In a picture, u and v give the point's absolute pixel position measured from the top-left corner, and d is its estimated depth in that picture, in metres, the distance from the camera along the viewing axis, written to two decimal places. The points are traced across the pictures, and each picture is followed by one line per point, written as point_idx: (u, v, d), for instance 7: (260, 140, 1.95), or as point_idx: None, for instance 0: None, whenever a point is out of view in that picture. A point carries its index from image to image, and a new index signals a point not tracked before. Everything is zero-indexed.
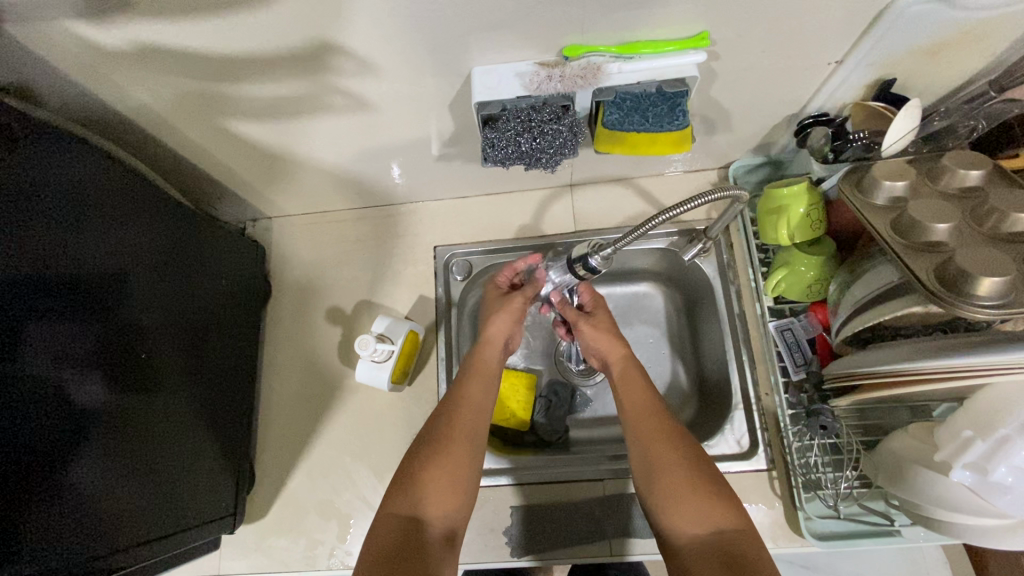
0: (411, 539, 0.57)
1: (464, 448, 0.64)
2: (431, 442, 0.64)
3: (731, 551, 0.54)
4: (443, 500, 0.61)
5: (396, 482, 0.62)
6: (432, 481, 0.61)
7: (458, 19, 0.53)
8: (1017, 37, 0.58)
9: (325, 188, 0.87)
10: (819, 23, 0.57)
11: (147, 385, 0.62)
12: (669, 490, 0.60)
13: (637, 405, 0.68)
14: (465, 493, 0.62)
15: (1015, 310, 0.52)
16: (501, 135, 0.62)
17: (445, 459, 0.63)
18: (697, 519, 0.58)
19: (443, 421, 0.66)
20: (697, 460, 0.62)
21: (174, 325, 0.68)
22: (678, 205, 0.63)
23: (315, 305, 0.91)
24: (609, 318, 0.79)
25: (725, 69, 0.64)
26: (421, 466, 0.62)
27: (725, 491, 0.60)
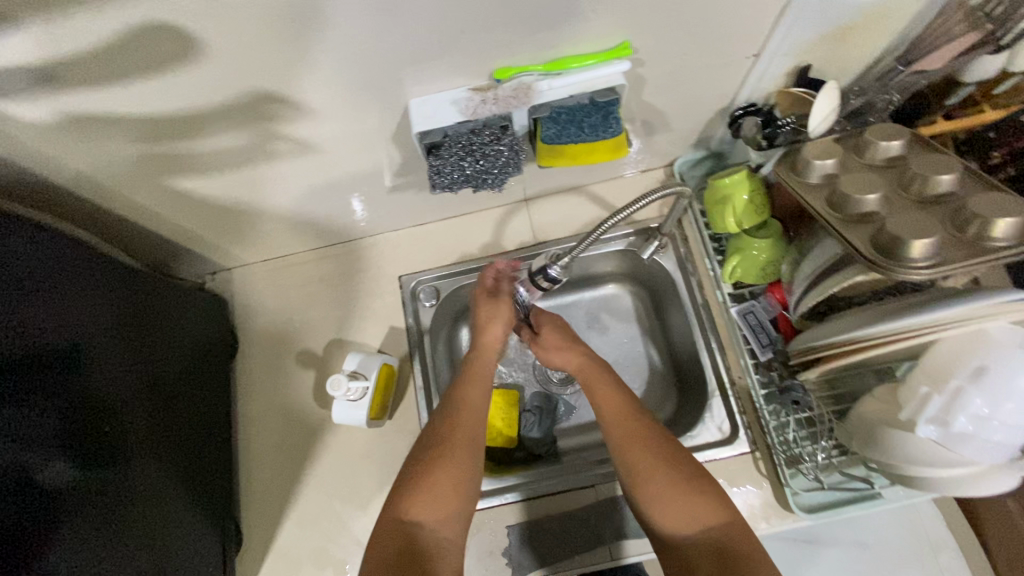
0: (421, 548, 0.57)
1: (460, 454, 0.63)
2: (430, 450, 0.64)
3: (726, 550, 0.55)
4: (446, 506, 0.60)
5: (399, 493, 0.61)
6: (435, 487, 0.61)
7: (389, 55, 0.55)
8: (912, 15, 0.63)
9: (280, 233, 0.87)
10: (730, 21, 0.60)
11: (123, 451, 0.61)
12: (660, 482, 0.61)
13: (607, 400, 0.68)
14: (466, 498, 0.62)
15: (947, 267, 0.55)
16: (445, 161, 0.63)
17: (448, 466, 0.62)
18: (690, 517, 0.59)
19: (439, 431, 0.65)
20: (682, 458, 0.63)
21: (141, 386, 0.66)
22: (629, 208, 0.66)
23: (284, 351, 0.90)
24: (557, 330, 0.79)
25: (652, 74, 0.67)
26: (423, 472, 0.62)
27: (713, 485, 0.61)
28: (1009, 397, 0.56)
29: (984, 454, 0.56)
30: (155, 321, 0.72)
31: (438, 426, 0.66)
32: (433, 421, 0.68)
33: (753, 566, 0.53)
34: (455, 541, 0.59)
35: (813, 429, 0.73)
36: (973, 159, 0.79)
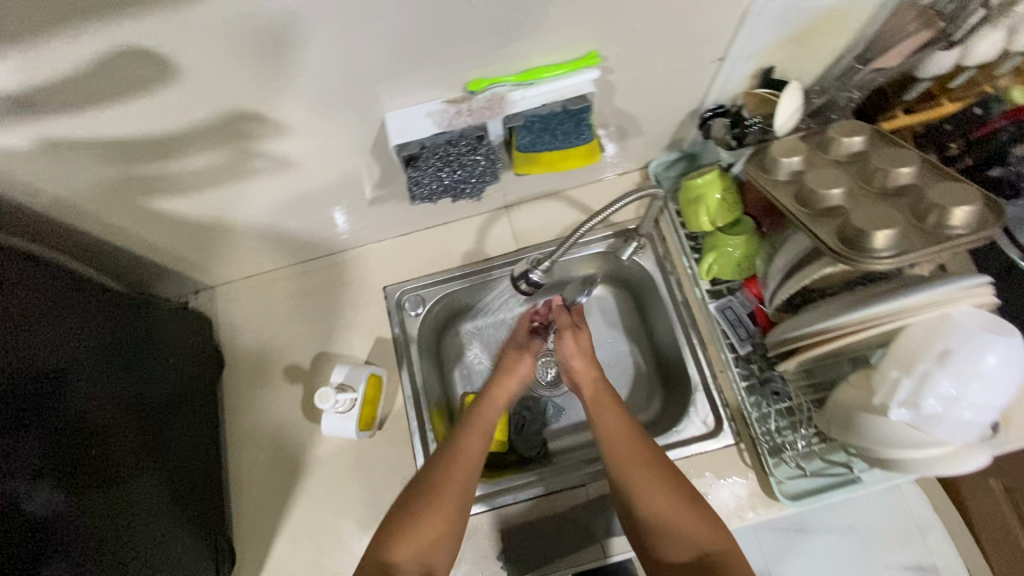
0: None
1: (453, 498, 0.65)
2: (422, 491, 0.66)
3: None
4: (429, 547, 0.63)
5: (386, 531, 0.64)
6: (423, 530, 0.63)
7: (363, 70, 0.56)
8: (866, 16, 0.66)
9: (262, 249, 0.87)
10: (693, 27, 0.62)
11: (119, 483, 0.61)
12: (656, 516, 0.62)
13: (618, 434, 0.69)
14: (450, 539, 0.64)
15: (909, 255, 0.57)
16: (423, 172, 0.64)
17: (438, 510, 0.64)
18: (686, 546, 0.61)
19: (435, 471, 0.68)
20: (684, 486, 0.65)
21: (133, 424, 0.66)
22: (608, 209, 0.68)
23: (271, 366, 0.90)
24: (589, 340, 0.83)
25: (622, 80, 0.69)
26: (411, 514, 0.64)
27: (714, 514, 0.62)
28: (975, 378, 0.58)
29: (955, 435, 0.59)
30: (146, 358, 0.72)
31: (433, 468, 0.68)
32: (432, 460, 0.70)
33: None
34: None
35: (793, 417, 0.75)
36: (933, 151, 0.80)
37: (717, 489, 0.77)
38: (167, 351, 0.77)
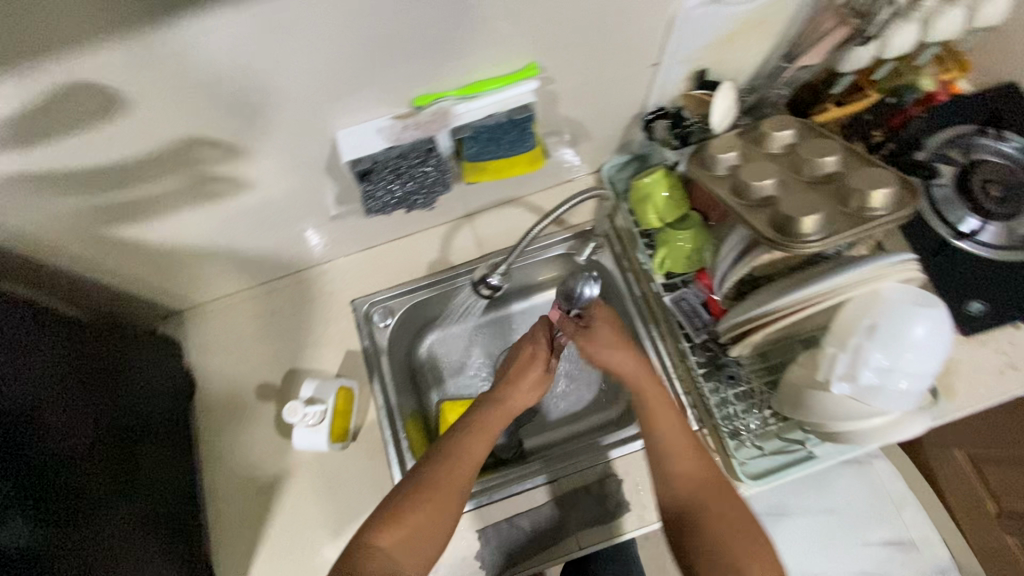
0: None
1: (447, 496, 0.65)
2: (420, 481, 0.65)
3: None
4: (411, 539, 0.62)
5: (377, 516, 0.63)
6: (411, 521, 0.62)
7: (311, 90, 0.59)
8: (786, 17, 0.70)
9: (229, 270, 0.88)
10: (625, 35, 0.66)
11: (88, 523, 0.60)
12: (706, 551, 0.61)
13: (681, 458, 0.67)
14: (441, 537, 0.64)
15: (836, 237, 0.61)
16: (377, 187, 0.66)
17: (431, 506, 0.64)
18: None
19: (433, 467, 0.67)
20: (743, 526, 0.62)
21: (96, 462, 0.65)
22: (559, 208, 0.74)
23: (244, 386, 0.91)
24: (615, 333, 0.75)
25: (564, 89, 0.72)
26: (409, 506, 0.63)
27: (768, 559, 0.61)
28: (905, 348, 0.62)
29: (894, 403, 0.63)
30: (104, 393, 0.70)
31: (435, 463, 0.67)
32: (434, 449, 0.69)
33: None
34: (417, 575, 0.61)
35: (750, 399, 0.79)
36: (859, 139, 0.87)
37: None
38: (132, 380, 0.76)
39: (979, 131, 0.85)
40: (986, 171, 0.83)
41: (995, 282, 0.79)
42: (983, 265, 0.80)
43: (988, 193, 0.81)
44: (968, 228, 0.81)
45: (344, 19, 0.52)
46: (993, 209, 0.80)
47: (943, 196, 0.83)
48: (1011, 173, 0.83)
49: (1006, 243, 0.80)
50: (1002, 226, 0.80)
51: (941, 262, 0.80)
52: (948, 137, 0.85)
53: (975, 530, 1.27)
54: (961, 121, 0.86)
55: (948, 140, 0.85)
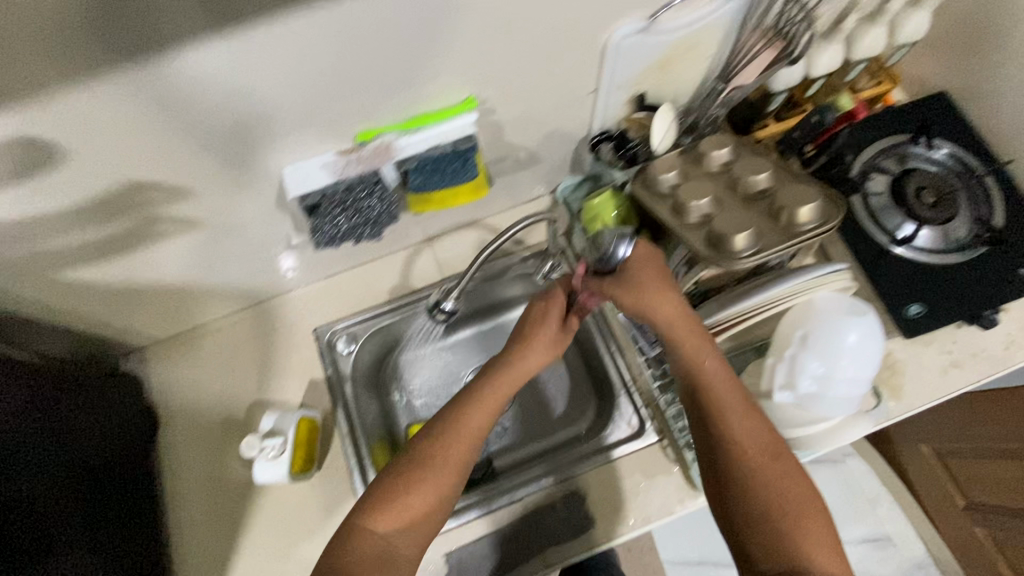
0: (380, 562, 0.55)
1: (451, 469, 0.60)
2: (416, 458, 0.60)
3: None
4: (410, 522, 0.58)
5: (369, 498, 0.59)
6: (409, 504, 0.58)
7: (252, 130, 0.60)
8: (714, 42, 0.74)
9: (189, 305, 0.89)
10: (559, 64, 0.69)
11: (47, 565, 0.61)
12: (754, 520, 0.56)
13: (728, 416, 0.59)
14: (440, 517, 0.60)
15: (765, 251, 0.64)
16: (325, 219, 0.67)
17: (430, 486, 0.59)
18: (781, 557, 0.53)
19: (439, 440, 0.61)
20: (792, 486, 0.57)
21: (38, 504, 0.65)
22: (503, 235, 0.73)
23: (207, 420, 0.91)
24: (652, 280, 0.65)
25: (507, 117, 0.74)
26: (404, 487, 0.59)
27: (822, 528, 0.55)
28: (840, 355, 0.65)
29: (835, 410, 0.67)
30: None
31: (436, 437, 0.61)
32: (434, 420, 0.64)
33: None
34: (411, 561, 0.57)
35: None
36: (793, 155, 0.84)
37: (645, 487, 0.82)
38: (88, 410, 0.75)
39: (913, 139, 0.88)
40: (920, 178, 0.86)
41: (931, 284, 0.82)
42: (919, 269, 0.83)
43: (921, 200, 0.85)
44: (903, 234, 0.84)
45: (284, 59, 0.55)
46: (925, 215, 0.84)
47: (879, 204, 0.86)
48: (943, 179, 0.86)
49: (939, 247, 0.84)
50: (936, 230, 0.84)
51: (880, 268, 0.83)
52: (883, 147, 0.89)
53: (945, 523, 1.30)
54: (893, 132, 0.90)
55: (883, 150, 0.89)
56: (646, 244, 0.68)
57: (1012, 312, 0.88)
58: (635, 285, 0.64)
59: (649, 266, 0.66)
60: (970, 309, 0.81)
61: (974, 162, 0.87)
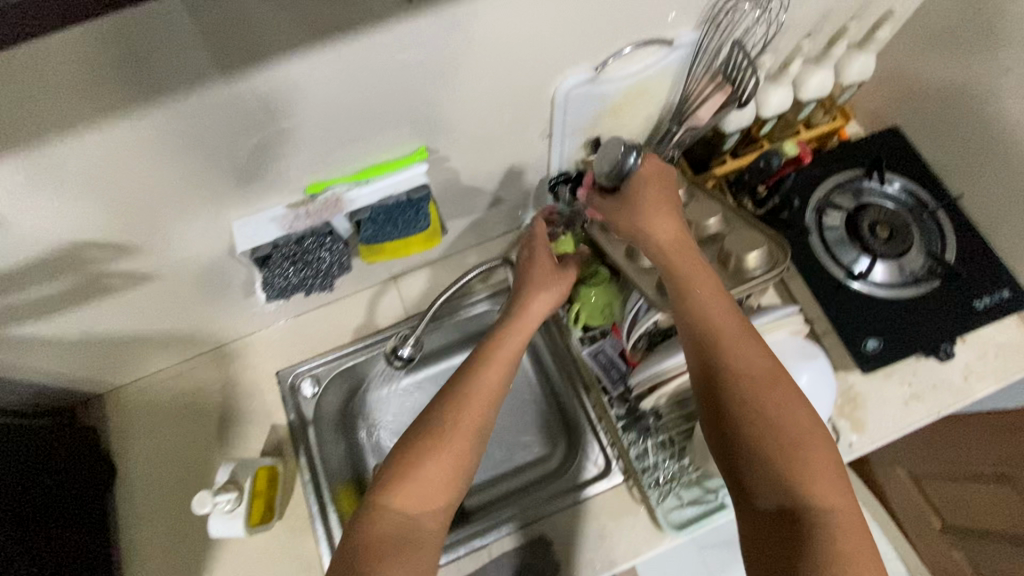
0: (401, 538, 0.54)
1: (466, 434, 0.58)
2: (432, 426, 0.58)
3: (812, 552, 0.46)
4: (426, 493, 0.55)
5: (384, 472, 0.57)
6: (423, 474, 0.56)
7: (197, 187, 0.60)
8: (663, 88, 0.75)
9: (147, 353, 0.87)
10: (511, 112, 0.69)
11: None
12: (748, 456, 0.50)
13: (720, 341, 0.54)
14: (460, 487, 0.58)
15: None
16: (274, 273, 0.68)
17: (444, 454, 0.57)
18: (776, 493, 0.49)
19: (452, 406, 0.59)
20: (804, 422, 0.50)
21: None
22: (454, 284, 0.77)
23: (166, 469, 0.88)
24: (653, 198, 0.63)
25: (462, 163, 0.75)
26: (417, 456, 0.56)
27: (829, 460, 0.49)
28: None
29: None
30: None
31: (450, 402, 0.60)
32: (449, 383, 0.62)
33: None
34: (438, 533, 0.56)
35: (669, 449, 0.81)
36: (746, 197, 0.89)
37: (610, 529, 0.81)
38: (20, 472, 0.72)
39: (866, 174, 0.90)
40: (874, 214, 0.87)
41: (890, 319, 0.82)
42: (878, 303, 0.83)
43: (875, 235, 0.86)
44: (859, 268, 0.84)
45: (224, 122, 0.54)
46: (880, 249, 0.84)
47: (836, 238, 0.87)
48: (897, 213, 0.88)
49: (897, 281, 0.84)
50: (891, 264, 0.84)
51: (839, 304, 0.83)
52: (837, 183, 0.91)
53: (922, 546, 1.30)
54: (846, 167, 0.91)
55: (837, 185, 0.90)
56: (653, 157, 0.66)
57: (969, 342, 0.89)
58: (631, 203, 0.63)
59: (655, 179, 0.64)
60: (928, 343, 0.81)
61: (925, 197, 0.90)
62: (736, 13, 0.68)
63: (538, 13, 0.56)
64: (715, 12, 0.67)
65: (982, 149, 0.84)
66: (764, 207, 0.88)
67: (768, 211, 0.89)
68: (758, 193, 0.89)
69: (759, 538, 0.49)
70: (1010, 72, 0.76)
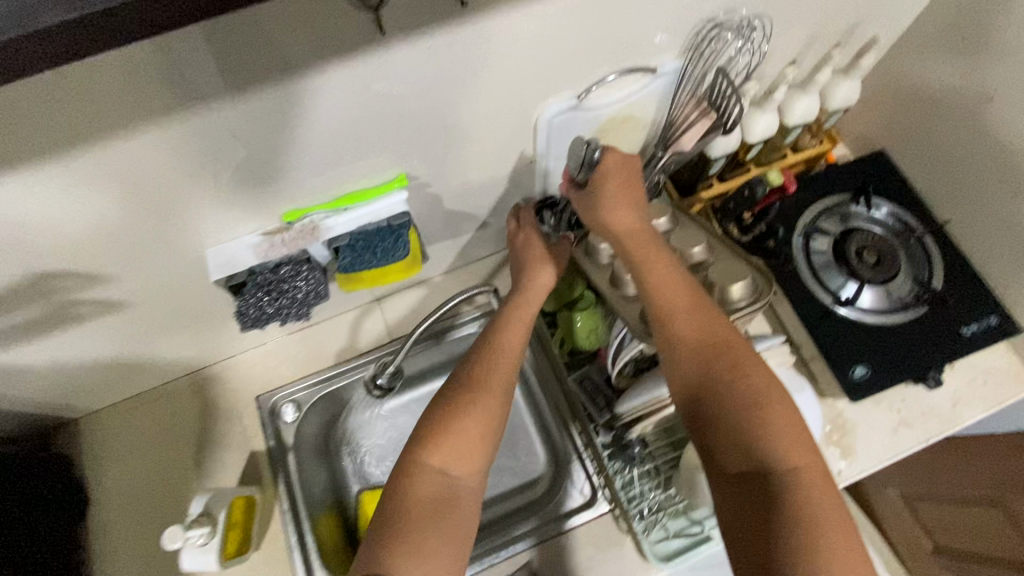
0: (441, 499, 0.56)
1: (495, 397, 0.61)
2: (458, 393, 0.61)
3: (781, 507, 0.48)
4: (468, 451, 0.59)
5: (419, 436, 0.59)
6: (461, 434, 0.59)
7: (169, 216, 0.59)
8: (648, 114, 0.75)
9: (121, 378, 0.85)
10: (493, 139, 0.68)
11: None
12: (718, 425, 0.54)
13: (682, 323, 0.59)
14: (490, 450, 0.60)
15: None
16: (248, 302, 0.67)
17: (478, 412, 0.60)
18: (745, 458, 0.52)
19: (476, 369, 0.63)
20: (764, 386, 0.54)
21: None
22: (435, 313, 0.77)
23: (139, 497, 0.86)
24: (616, 187, 0.64)
25: (444, 189, 0.74)
26: (448, 419, 0.59)
27: (794, 423, 0.52)
28: None
29: None
30: None
31: (472, 370, 0.64)
32: (468, 355, 0.67)
33: (810, 549, 0.46)
34: (475, 494, 0.59)
35: (655, 478, 0.80)
36: (732, 223, 0.89)
37: (594, 561, 0.79)
38: None
39: (853, 199, 0.90)
40: (861, 239, 0.87)
41: (877, 346, 0.81)
42: (865, 330, 0.82)
43: (862, 259, 0.85)
44: (846, 294, 0.84)
45: (194, 155, 0.53)
46: (867, 275, 0.84)
47: (822, 262, 0.86)
48: (884, 239, 0.87)
49: (884, 307, 0.83)
50: (879, 290, 0.84)
51: (827, 331, 0.82)
52: (825, 207, 0.90)
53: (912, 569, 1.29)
54: (833, 192, 0.91)
55: (825, 209, 0.90)
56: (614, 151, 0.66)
57: (958, 368, 0.89)
58: (593, 202, 0.65)
59: (615, 176, 0.64)
60: (917, 370, 0.80)
61: (913, 223, 0.89)
62: (719, 41, 0.68)
63: (518, 47, 0.55)
64: (698, 40, 0.66)
65: (970, 176, 0.84)
66: (749, 233, 0.89)
67: (753, 238, 0.89)
68: (743, 219, 0.89)
69: (734, 504, 0.51)
70: (995, 99, 0.76)
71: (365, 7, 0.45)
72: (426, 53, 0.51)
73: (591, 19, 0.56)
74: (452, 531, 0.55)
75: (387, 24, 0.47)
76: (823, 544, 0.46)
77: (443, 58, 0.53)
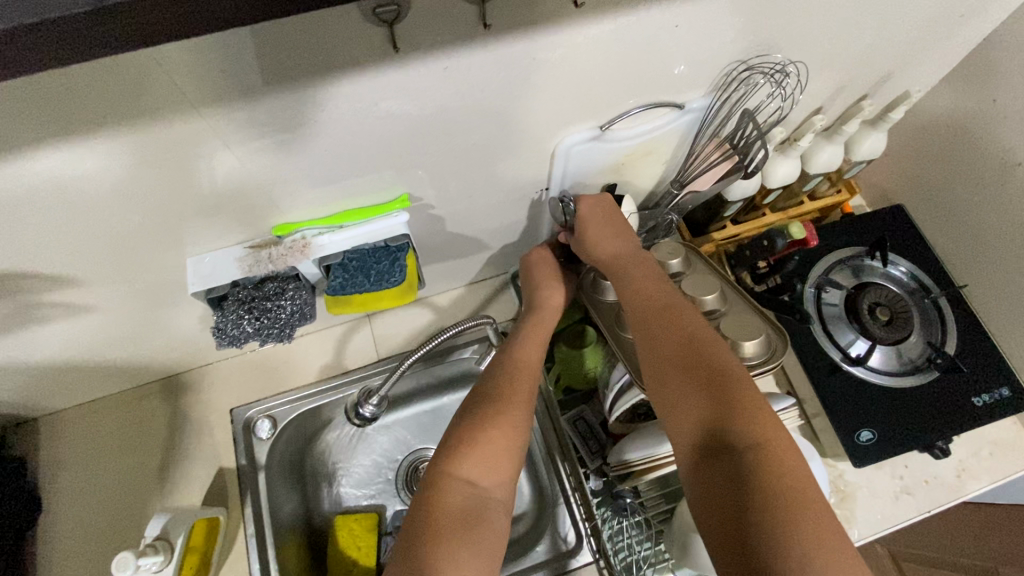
0: (471, 509, 0.51)
1: (518, 411, 0.58)
2: (485, 402, 0.58)
3: (745, 484, 0.43)
4: (497, 465, 0.54)
5: (446, 445, 0.55)
6: (487, 443, 0.54)
7: (153, 223, 0.55)
8: (672, 150, 0.72)
9: (88, 380, 0.80)
10: (505, 166, 0.65)
11: None
12: (680, 407, 0.50)
13: (655, 313, 0.57)
14: (519, 458, 0.56)
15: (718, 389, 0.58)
16: (227, 318, 0.65)
17: (502, 422, 0.56)
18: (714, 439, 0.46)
19: (499, 382, 0.61)
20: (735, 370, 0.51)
21: None
22: (432, 341, 0.73)
23: (94, 507, 0.80)
24: (602, 214, 0.69)
25: (448, 211, 0.70)
26: (477, 426, 0.55)
27: (762, 402, 0.48)
28: None
29: None
30: None
31: (502, 382, 0.61)
32: (497, 368, 0.64)
33: (776, 527, 0.40)
34: (505, 506, 0.53)
35: (645, 531, 0.76)
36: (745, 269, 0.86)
37: None
38: None
39: (868, 253, 0.87)
40: (875, 295, 0.83)
41: (886, 409, 0.78)
42: (874, 392, 0.79)
43: (875, 317, 0.82)
44: (856, 352, 0.80)
45: (181, 163, 0.48)
46: (878, 334, 0.80)
47: (833, 316, 0.83)
48: (898, 297, 0.84)
49: (895, 368, 0.80)
50: (889, 351, 0.80)
51: (834, 389, 0.79)
52: (839, 259, 0.87)
53: None
54: (847, 244, 0.88)
55: (838, 262, 0.87)
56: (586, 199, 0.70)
57: (964, 436, 0.86)
58: (583, 225, 0.69)
59: (595, 209, 0.69)
60: (925, 438, 0.76)
61: (929, 283, 0.86)
62: (751, 83, 0.64)
63: (541, 74, 0.52)
64: (728, 80, 0.63)
65: (994, 240, 0.81)
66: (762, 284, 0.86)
67: (765, 288, 0.86)
68: (756, 267, 0.86)
69: (706, 493, 0.45)
70: None
71: (378, 22, 0.40)
72: (440, 74, 0.47)
73: (620, 53, 0.52)
74: (483, 544, 0.49)
75: (401, 41, 0.43)
76: (794, 521, 0.40)
77: (459, 79, 0.49)
